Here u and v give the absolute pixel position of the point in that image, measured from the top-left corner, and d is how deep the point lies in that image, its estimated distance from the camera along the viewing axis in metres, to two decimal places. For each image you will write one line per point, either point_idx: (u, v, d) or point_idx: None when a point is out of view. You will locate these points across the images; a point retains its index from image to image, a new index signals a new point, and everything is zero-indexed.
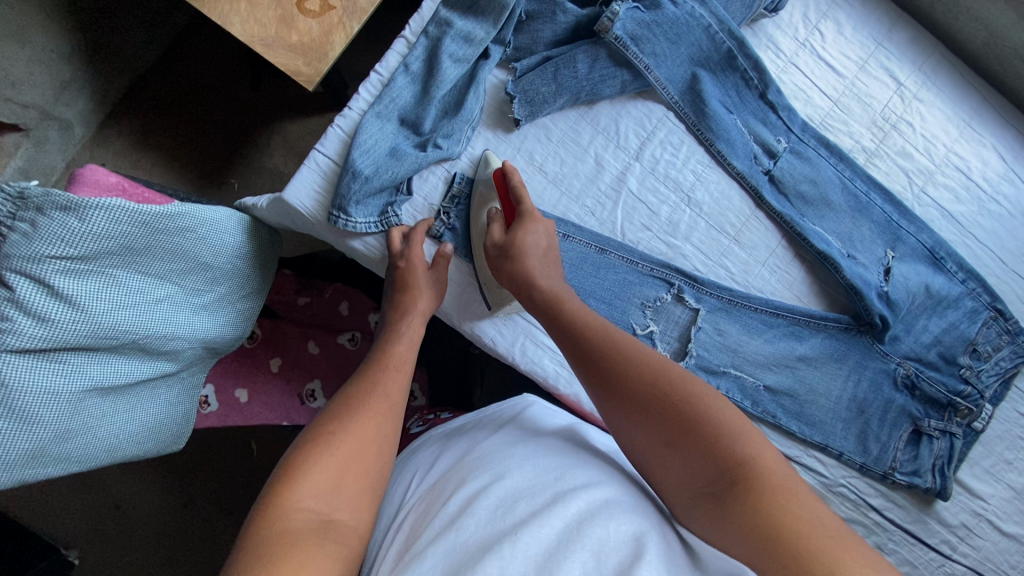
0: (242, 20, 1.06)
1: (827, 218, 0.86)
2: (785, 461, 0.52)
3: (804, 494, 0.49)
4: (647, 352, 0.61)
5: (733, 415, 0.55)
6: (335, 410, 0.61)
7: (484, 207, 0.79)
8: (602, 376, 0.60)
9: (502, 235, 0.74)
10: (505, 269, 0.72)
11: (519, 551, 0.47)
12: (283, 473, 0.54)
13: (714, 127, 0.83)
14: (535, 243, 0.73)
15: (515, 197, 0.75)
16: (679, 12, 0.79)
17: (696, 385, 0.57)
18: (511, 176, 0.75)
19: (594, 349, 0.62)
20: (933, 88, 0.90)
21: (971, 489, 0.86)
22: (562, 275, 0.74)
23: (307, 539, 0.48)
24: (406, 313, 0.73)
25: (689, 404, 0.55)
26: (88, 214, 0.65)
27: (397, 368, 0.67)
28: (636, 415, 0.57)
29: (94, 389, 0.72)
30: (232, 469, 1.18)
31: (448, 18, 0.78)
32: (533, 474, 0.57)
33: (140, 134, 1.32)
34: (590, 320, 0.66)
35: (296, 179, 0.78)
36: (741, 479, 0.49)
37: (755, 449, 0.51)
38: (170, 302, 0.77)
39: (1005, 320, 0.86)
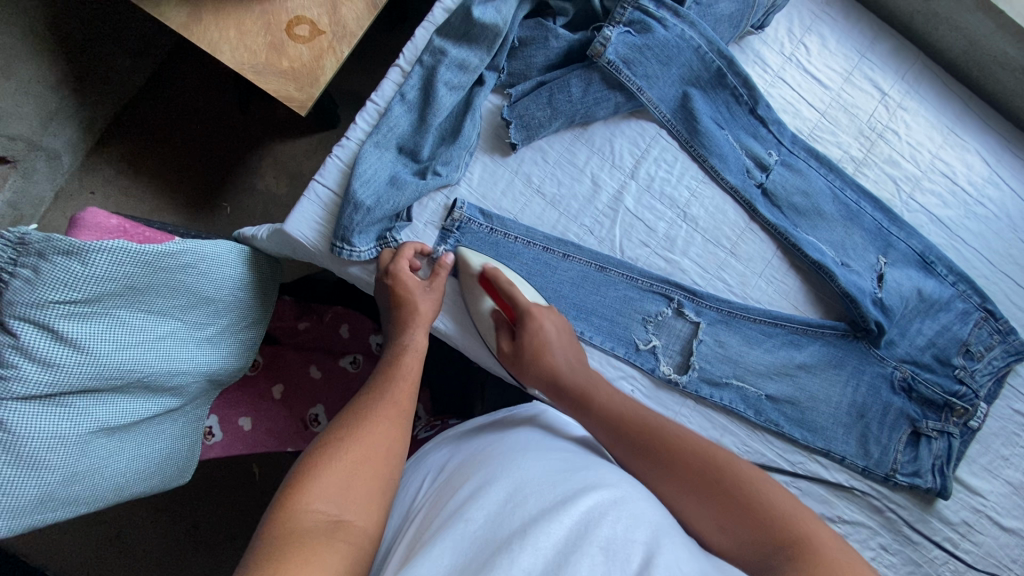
0: (232, 47, 1.05)
1: (821, 228, 0.88)
2: (831, 531, 0.55)
3: (855, 559, 0.52)
4: (684, 432, 0.65)
5: (778, 490, 0.59)
6: (346, 416, 0.63)
7: (481, 299, 0.79)
8: (646, 454, 0.63)
9: (510, 343, 0.79)
10: (528, 370, 0.76)
11: (532, 544, 0.47)
12: (295, 475, 0.55)
13: (706, 144, 0.85)
14: (546, 336, 0.76)
15: (508, 298, 0.77)
16: (670, 35, 0.80)
17: (738, 464, 0.61)
18: (496, 278, 0.77)
19: (637, 432, 0.65)
20: (916, 97, 0.93)
21: (970, 486, 0.88)
22: (581, 357, 0.78)
23: (315, 538, 0.49)
24: (408, 323, 0.73)
25: (738, 483, 0.59)
26: (91, 257, 0.65)
27: (405, 379, 0.68)
28: (688, 490, 0.59)
29: (99, 430, 0.72)
30: (233, 494, 1.17)
31: (443, 46, 0.79)
32: (544, 477, 0.58)
33: (129, 160, 1.31)
34: (624, 405, 0.69)
35: (295, 210, 0.78)
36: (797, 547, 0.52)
37: (807, 522, 0.55)
38: (172, 337, 0.77)
39: (996, 320, 0.88)
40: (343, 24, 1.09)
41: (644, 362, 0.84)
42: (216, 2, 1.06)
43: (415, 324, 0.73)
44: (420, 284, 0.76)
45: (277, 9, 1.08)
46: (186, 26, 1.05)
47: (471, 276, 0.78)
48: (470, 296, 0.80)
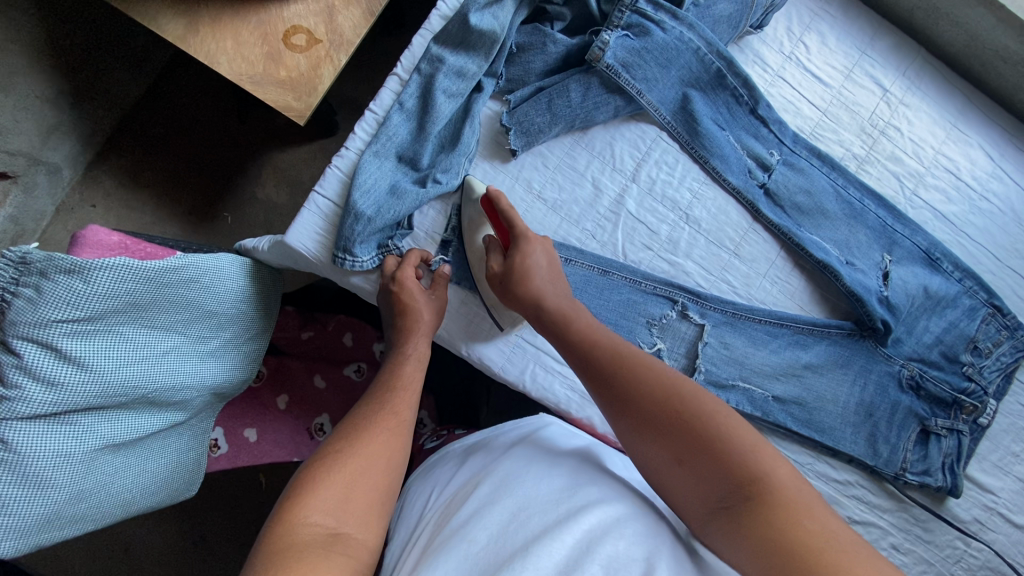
0: (229, 58, 1.05)
1: (825, 227, 0.87)
2: (798, 474, 0.53)
3: (815, 503, 0.50)
4: (655, 367, 0.63)
5: (745, 428, 0.56)
6: (346, 427, 0.62)
7: (483, 227, 0.79)
8: (613, 390, 0.62)
9: (501, 263, 0.75)
10: (512, 294, 0.72)
11: (533, 564, 0.47)
12: (295, 486, 0.54)
13: (707, 145, 0.84)
14: (536, 263, 0.73)
15: (506, 219, 0.75)
16: (668, 37, 0.80)
17: (705, 399, 0.58)
18: (498, 200, 0.74)
19: (607, 367, 0.64)
20: (917, 93, 0.92)
21: (981, 484, 0.88)
22: (567, 289, 0.75)
23: (314, 550, 0.48)
24: (409, 330, 0.73)
25: (700, 420, 0.56)
26: (93, 275, 0.65)
27: (407, 390, 0.67)
28: (648, 432, 0.58)
29: (105, 447, 0.72)
30: (240, 504, 1.17)
31: (440, 54, 0.79)
32: (546, 495, 0.58)
33: (129, 173, 1.31)
34: (601, 340, 0.67)
35: (296, 222, 0.77)
36: (751, 491, 0.51)
37: (769, 463, 0.52)
38: (175, 352, 0.76)
39: (1003, 316, 0.88)
40: (340, 33, 1.09)
41: None
42: (212, 14, 1.06)
43: (416, 333, 0.73)
44: (424, 291, 0.76)
45: (273, 19, 1.07)
46: (183, 38, 1.04)
47: (474, 199, 0.77)
48: (469, 221, 0.79)
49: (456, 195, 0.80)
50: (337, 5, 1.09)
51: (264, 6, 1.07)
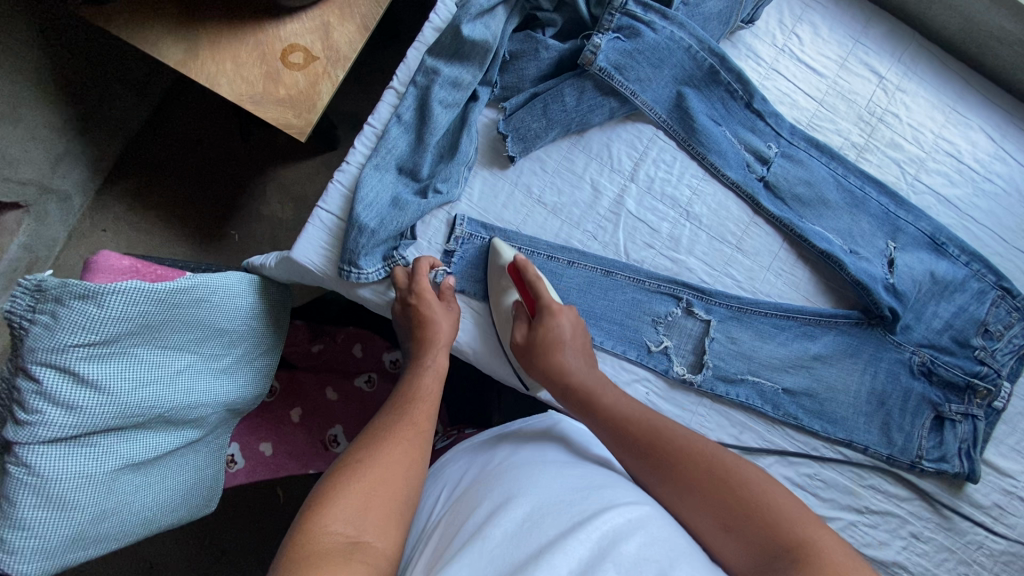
0: (229, 80, 1.07)
1: (827, 217, 0.87)
2: (841, 540, 0.54)
3: (865, 569, 0.51)
4: (687, 435, 0.65)
5: (784, 496, 0.58)
6: (364, 437, 0.64)
7: (507, 292, 0.80)
8: (647, 456, 0.64)
9: (525, 333, 0.77)
10: (539, 365, 0.74)
11: (548, 564, 0.47)
12: (314, 497, 0.56)
13: (704, 141, 0.84)
14: (563, 334, 0.75)
15: (533, 290, 0.76)
16: (659, 37, 0.80)
17: (745, 470, 0.60)
18: (525, 270, 0.76)
19: (640, 435, 0.65)
20: (914, 78, 0.92)
21: (999, 468, 0.88)
22: (592, 364, 0.76)
23: (333, 558, 0.49)
24: (427, 345, 0.74)
25: (744, 489, 0.58)
26: (106, 299, 0.66)
27: (422, 400, 0.69)
28: (686, 493, 0.60)
29: (125, 466, 0.73)
30: (261, 519, 1.18)
31: (434, 66, 0.79)
32: (560, 494, 0.58)
33: (137, 197, 1.34)
34: (630, 409, 0.69)
35: (301, 237, 0.78)
36: (802, 555, 0.51)
37: (814, 530, 0.54)
38: (189, 371, 0.78)
39: (1013, 298, 0.87)
40: (336, 49, 1.11)
41: (657, 364, 0.84)
42: (210, 37, 1.08)
43: (435, 347, 0.74)
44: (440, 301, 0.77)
45: (270, 39, 1.09)
46: (183, 63, 1.06)
47: (501, 266, 0.79)
48: (494, 287, 0.80)
49: (478, 262, 0.81)
50: (332, 22, 1.11)
51: (261, 27, 1.09)
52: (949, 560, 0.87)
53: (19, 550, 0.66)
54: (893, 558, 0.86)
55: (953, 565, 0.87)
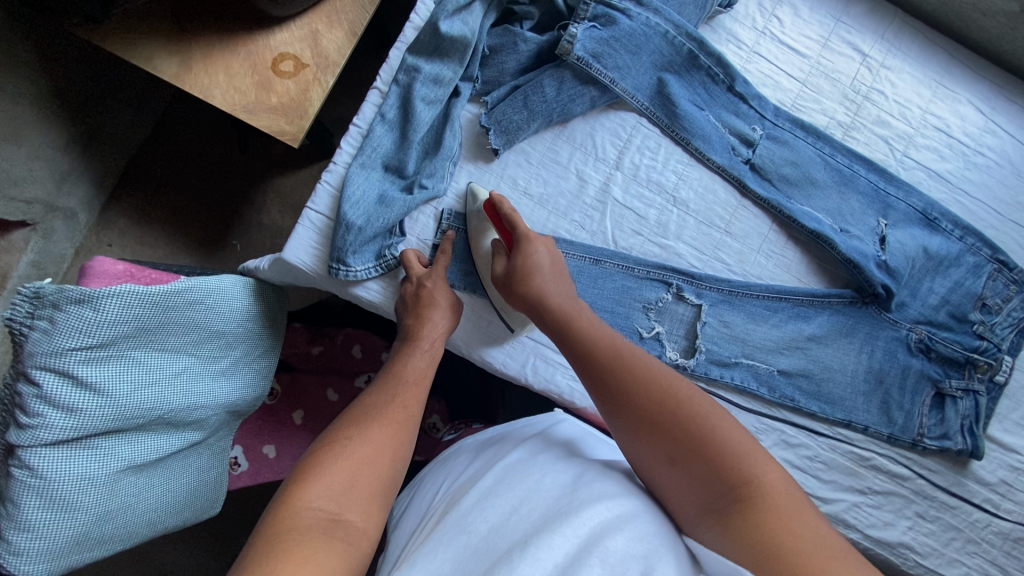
0: (223, 91, 1.10)
1: (815, 196, 0.87)
2: (793, 483, 0.54)
3: (804, 509, 0.52)
4: (654, 370, 0.64)
5: (741, 435, 0.57)
6: (351, 415, 0.64)
7: (485, 234, 0.80)
8: (610, 393, 0.63)
9: (505, 265, 0.76)
10: (516, 291, 0.73)
11: (531, 555, 0.47)
12: (298, 472, 0.56)
13: (687, 126, 0.85)
14: (539, 261, 0.74)
15: (510, 223, 0.75)
16: (635, 25, 0.81)
17: (705, 405, 0.60)
18: (501, 206, 0.76)
19: (604, 367, 0.65)
20: (898, 54, 0.91)
21: (1004, 444, 0.88)
22: (569, 287, 0.75)
23: (313, 536, 0.49)
24: (428, 326, 0.74)
25: (699, 425, 0.58)
26: (102, 303, 0.68)
27: (413, 384, 0.69)
28: (642, 430, 0.60)
29: (127, 468, 0.75)
30: None
31: (415, 64, 0.80)
32: (549, 488, 0.59)
33: (140, 210, 1.37)
34: (598, 336, 0.68)
35: (292, 238, 0.80)
36: (745, 497, 0.52)
37: (761, 468, 0.54)
38: (187, 374, 0.80)
39: (1010, 270, 0.86)
40: (325, 55, 1.13)
41: (651, 349, 0.84)
42: (202, 50, 1.10)
43: (431, 332, 0.74)
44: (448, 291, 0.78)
45: (260, 49, 1.12)
46: (177, 76, 1.09)
47: (479, 207, 0.80)
48: (476, 226, 0.81)
49: (458, 208, 0.82)
50: (320, 29, 1.14)
51: (251, 37, 1.12)
52: (956, 539, 0.86)
53: (26, 551, 0.69)
54: (899, 539, 0.85)
55: (961, 544, 0.86)
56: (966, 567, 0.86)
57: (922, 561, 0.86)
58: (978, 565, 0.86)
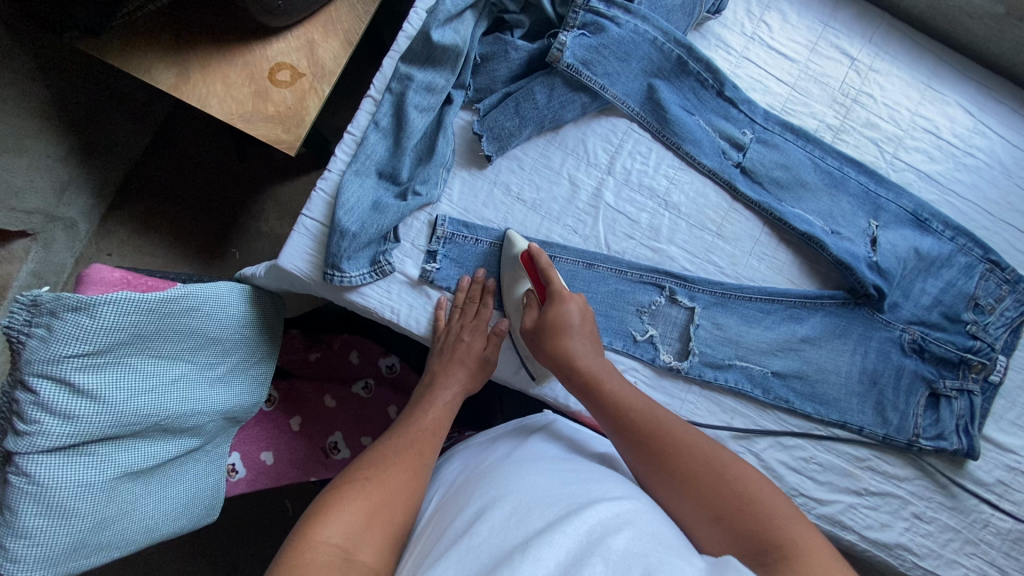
0: (220, 100, 1.11)
1: (806, 199, 0.88)
2: (842, 558, 0.53)
3: (846, 570, 0.52)
4: (691, 434, 0.64)
5: (783, 504, 0.57)
6: (372, 454, 0.66)
7: (519, 282, 0.82)
8: (646, 449, 0.63)
9: (535, 319, 0.77)
10: (544, 351, 0.74)
11: (532, 557, 0.47)
12: (318, 506, 0.59)
13: (678, 131, 0.86)
14: (570, 319, 0.75)
15: (544, 278, 0.77)
16: (624, 31, 0.82)
17: (743, 471, 0.60)
18: (537, 257, 0.77)
19: (640, 426, 0.65)
20: (886, 58, 0.92)
21: (1000, 444, 0.88)
22: (599, 352, 0.76)
23: (326, 574, 0.51)
24: (453, 375, 0.77)
25: (740, 487, 0.58)
26: (99, 310, 0.69)
27: (429, 430, 0.71)
28: (682, 490, 0.60)
29: (124, 475, 0.75)
30: (270, 530, 1.19)
31: (408, 72, 0.81)
32: (546, 490, 0.59)
33: (139, 219, 1.38)
34: (631, 398, 0.69)
35: (288, 244, 0.80)
36: (790, 553, 0.51)
37: (799, 529, 0.54)
38: (184, 380, 0.81)
39: (1002, 270, 0.87)
40: (322, 65, 1.15)
41: (643, 353, 0.84)
42: (200, 60, 1.12)
43: (450, 383, 0.77)
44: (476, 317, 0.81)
45: (257, 59, 1.13)
46: (175, 86, 1.10)
47: (516, 257, 0.81)
48: (509, 280, 0.82)
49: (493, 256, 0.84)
50: (317, 40, 1.15)
51: (248, 48, 1.13)
52: (954, 540, 0.86)
53: (23, 558, 0.69)
54: (897, 540, 0.85)
55: (959, 544, 0.86)
56: (965, 568, 0.86)
57: (920, 562, 0.85)
58: (976, 566, 0.86)
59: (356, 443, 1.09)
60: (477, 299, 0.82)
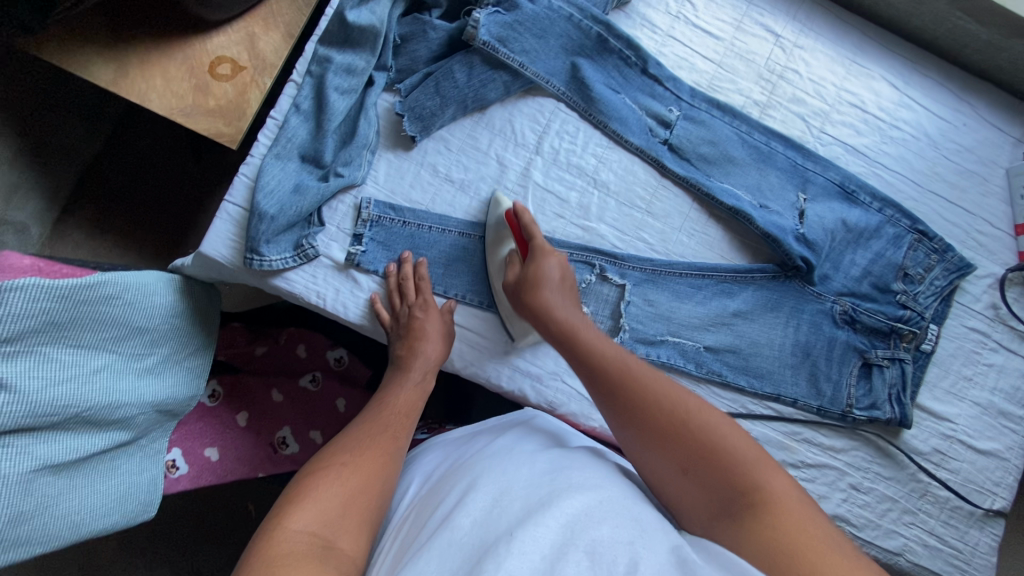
0: (160, 95, 1.09)
1: (734, 174, 0.88)
2: (799, 490, 0.54)
3: (808, 510, 0.52)
4: (664, 383, 0.64)
5: (749, 447, 0.57)
6: (345, 441, 0.65)
7: (504, 243, 0.83)
8: (621, 408, 0.63)
9: (516, 272, 0.78)
10: (522, 302, 0.75)
11: (517, 548, 0.47)
12: (288, 496, 0.56)
13: (604, 110, 0.86)
14: (551, 275, 0.76)
15: (528, 233, 0.78)
16: (539, 8, 0.82)
17: (709, 415, 0.60)
18: (521, 215, 0.79)
19: (613, 376, 0.65)
20: (810, 34, 0.93)
21: (935, 413, 0.88)
22: (575, 302, 0.77)
23: (309, 557, 0.49)
24: (422, 359, 0.77)
25: (707, 432, 0.58)
26: (7, 297, 0.67)
27: (401, 416, 0.70)
28: (653, 441, 0.59)
29: (44, 468, 0.74)
30: (233, 534, 1.17)
31: (327, 55, 0.82)
32: (524, 479, 0.58)
33: (96, 222, 1.33)
34: (606, 348, 0.69)
35: (210, 231, 0.79)
36: (755, 504, 0.52)
37: (767, 476, 0.54)
38: (108, 370, 0.80)
39: (930, 240, 0.88)
40: (262, 57, 1.14)
41: None
42: (139, 54, 1.09)
43: (418, 369, 0.76)
44: (417, 297, 0.80)
45: (197, 52, 1.12)
46: (114, 82, 1.07)
47: (501, 216, 0.83)
48: (495, 235, 0.83)
49: (478, 220, 0.84)
50: (257, 32, 1.15)
51: (186, 41, 1.12)
52: (892, 510, 0.86)
53: None
54: (834, 511, 0.85)
55: (898, 514, 0.86)
56: (904, 538, 0.86)
57: (859, 533, 0.85)
58: (915, 536, 0.86)
59: (305, 438, 1.08)
60: (410, 277, 0.81)
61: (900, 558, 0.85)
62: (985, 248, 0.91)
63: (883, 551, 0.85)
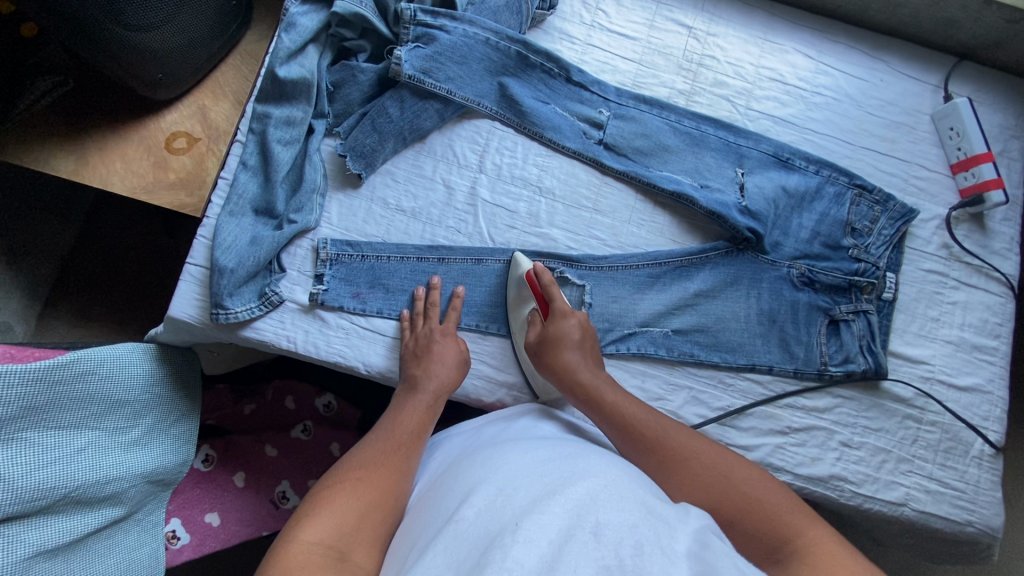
0: (121, 177, 1.10)
1: (671, 161, 0.92)
2: (843, 539, 0.54)
3: (850, 553, 0.52)
4: (690, 442, 0.66)
5: (784, 500, 0.58)
6: (360, 458, 0.65)
7: (524, 305, 0.86)
8: (652, 460, 0.65)
9: (536, 331, 0.81)
10: (544, 362, 0.77)
11: (524, 537, 0.47)
12: (305, 508, 0.58)
13: (536, 121, 0.90)
14: (569, 334, 0.78)
15: (546, 293, 0.82)
16: (455, 37, 0.87)
17: (735, 469, 0.62)
18: (540, 275, 0.82)
19: (642, 439, 0.67)
20: (720, 22, 0.99)
21: (910, 358, 0.89)
22: (596, 365, 0.79)
23: (320, 570, 0.51)
24: (428, 377, 0.76)
25: (737, 486, 0.60)
26: None
27: (411, 436, 0.69)
28: (686, 489, 0.61)
29: (38, 554, 0.74)
30: None
31: (266, 111, 0.86)
32: (531, 467, 0.58)
33: (78, 310, 1.32)
34: (630, 409, 0.71)
35: (176, 295, 0.82)
36: (795, 545, 0.53)
37: (803, 521, 0.56)
38: (93, 447, 0.81)
39: (870, 193, 0.91)
40: (216, 126, 1.16)
41: None
42: (98, 143, 1.12)
43: (426, 389, 0.75)
44: (434, 322, 0.82)
45: (152, 131, 1.14)
46: (75, 171, 1.10)
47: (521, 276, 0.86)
48: (517, 304, 0.86)
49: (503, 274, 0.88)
50: (207, 104, 1.17)
51: (143, 123, 1.14)
52: (888, 461, 0.86)
53: None
54: (830, 472, 0.85)
55: (894, 465, 0.86)
56: (905, 487, 0.85)
57: (859, 489, 0.85)
58: (916, 483, 0.85)
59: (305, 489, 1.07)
60: (437, 304, 0.84)
61: (905, 508, 0.85)
62: (926, 192, 0.94)
63: (886, 504, 0.85)
